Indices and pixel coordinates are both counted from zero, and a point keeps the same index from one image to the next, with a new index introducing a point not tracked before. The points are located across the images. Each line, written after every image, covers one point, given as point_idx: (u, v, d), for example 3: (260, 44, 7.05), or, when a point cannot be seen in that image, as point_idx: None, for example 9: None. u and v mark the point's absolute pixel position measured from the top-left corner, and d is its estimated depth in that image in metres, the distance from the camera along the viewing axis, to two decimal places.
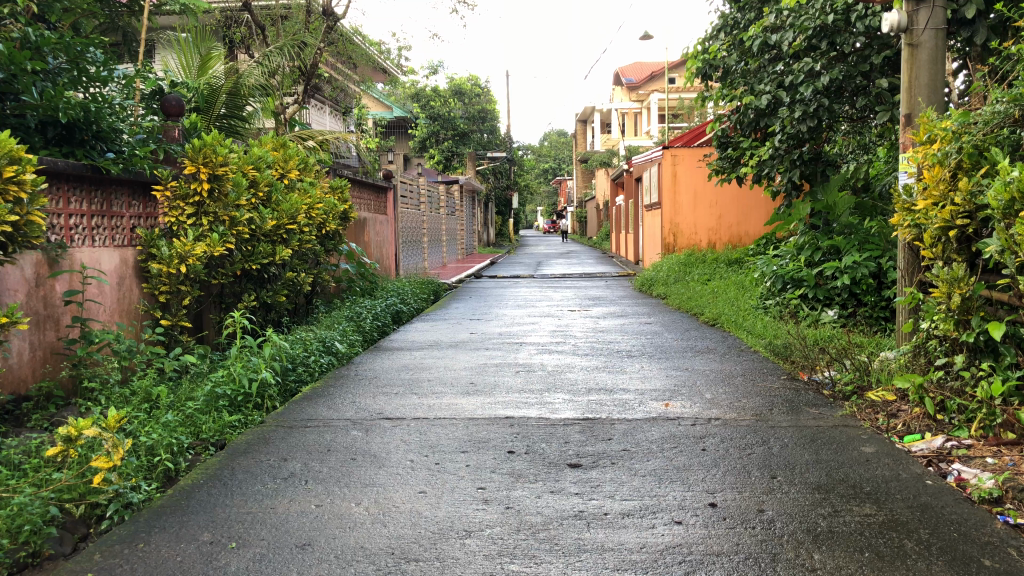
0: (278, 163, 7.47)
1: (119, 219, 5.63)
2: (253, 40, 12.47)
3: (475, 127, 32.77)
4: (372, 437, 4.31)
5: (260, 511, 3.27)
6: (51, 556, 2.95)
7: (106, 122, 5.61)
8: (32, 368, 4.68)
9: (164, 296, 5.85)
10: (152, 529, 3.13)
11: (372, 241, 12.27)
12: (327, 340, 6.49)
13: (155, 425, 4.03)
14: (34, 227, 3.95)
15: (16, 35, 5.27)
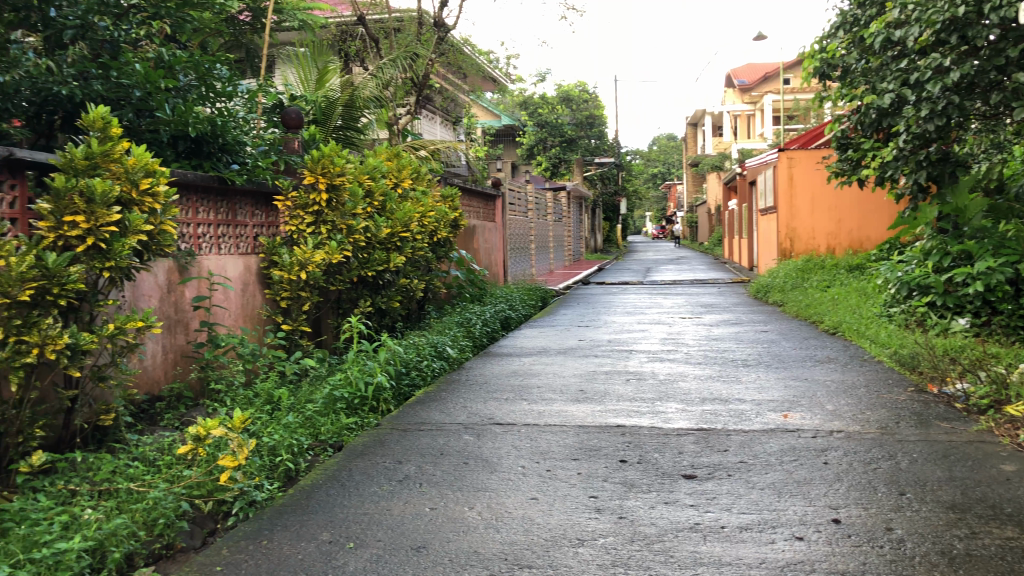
0: (392, 173, 7.67)
1: (242, 227, 5.95)
2: (368, 53, 12.87)
3: (584, 133, 32.69)
4: (484, 441, 4.34)
5: (376, 512, 3.35)
6: (183, 549, 3.13)
7: (231, 135, 5.87)
8: (164, 369, 4.96)
9: (286, 301, 6.09)
10: (274, 527, 3.24)
11: (482, 248, 12.43)
12: (439, 345, 6.60)
13: (278, 426, 4.21)
14: (166, 236, 4.14)
15: (151, 55, 5.58)
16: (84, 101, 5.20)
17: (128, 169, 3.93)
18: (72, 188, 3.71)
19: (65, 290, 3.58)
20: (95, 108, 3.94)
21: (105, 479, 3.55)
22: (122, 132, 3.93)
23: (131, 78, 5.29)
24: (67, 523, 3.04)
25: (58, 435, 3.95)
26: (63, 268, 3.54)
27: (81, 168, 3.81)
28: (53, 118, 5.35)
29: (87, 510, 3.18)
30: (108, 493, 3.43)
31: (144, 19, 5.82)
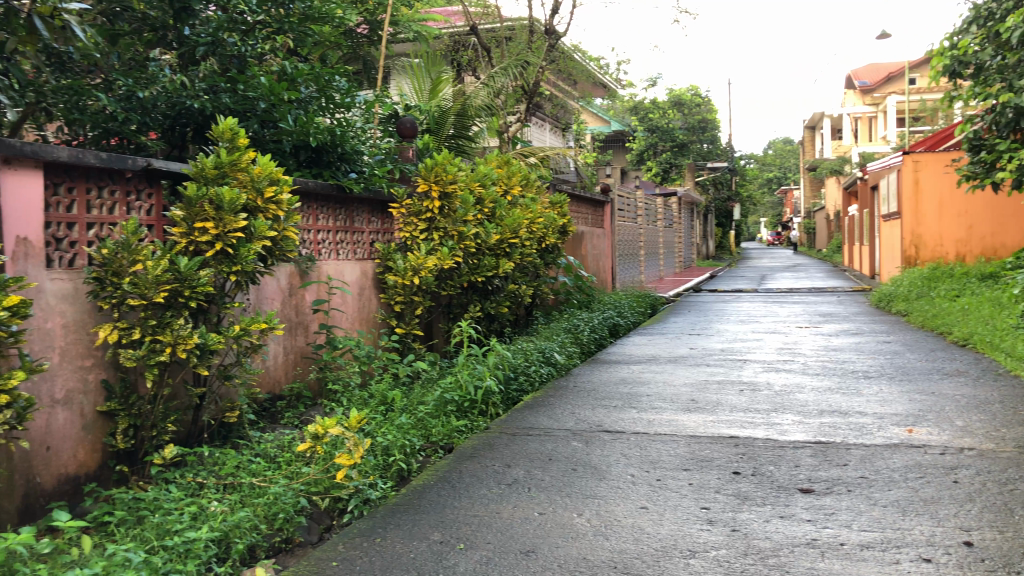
0: (502, 180, 7.76)
1: (359, 234, 6.17)
2: (481, 62, 13.06)
3: (696, 137, 31.99)
4: (593, 448, 4.33)
5: (486, 514, 3.38)
6: (302, 543, 3.26)
7: (350, 145, 6.05)
8: (285, 370, 5.18)
9: (399, 306, 6.26)
10: (388, 525, 3.32)
11: (590, 254, 12.39)
12: (547, 351, 6.62)
13: (391, 427, 4.33)
14: (288, 242, 4.31)
15: (275, 69, 5.81)
16: (214, 114, 5.49)
17: (254, 177, 4.12)
18: (203, 196, 3.92)
19: (195, 292, 3.77)
20: (225, 122, 4.23)
21: (230, 473, 3.72)
22: (249, 142, 4.18)
23: (256, 91, 5.49)
24: (195, 513, 3.21)
25: (188, 430, 4.18)
26: (194, 271, 3.73)
27: (211, 177, 4.01)
28: (186, 130, 5.67)
29: (214, 502, 3.34)
30: (233, 486, 3.60)
31: (269, 34, 6.05)
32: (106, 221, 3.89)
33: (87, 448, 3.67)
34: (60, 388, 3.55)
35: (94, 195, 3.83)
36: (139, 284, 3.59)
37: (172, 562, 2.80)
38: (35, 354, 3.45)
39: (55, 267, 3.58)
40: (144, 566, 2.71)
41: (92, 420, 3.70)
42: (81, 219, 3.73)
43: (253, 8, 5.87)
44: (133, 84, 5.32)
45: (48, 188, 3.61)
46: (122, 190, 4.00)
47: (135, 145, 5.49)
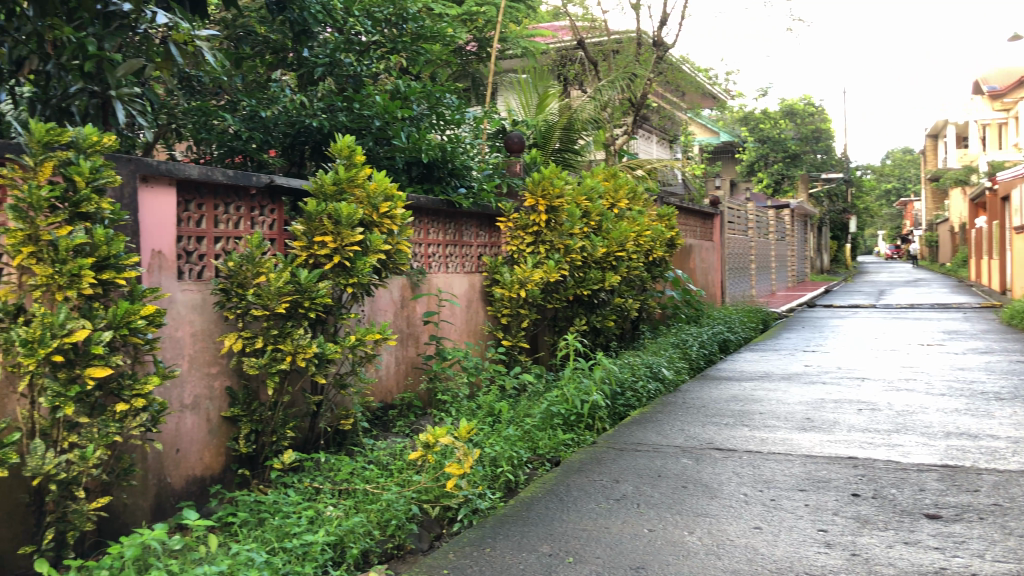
0: (609, 193, 7.75)
1: (468, 247, 6.33)
2: (588, 76, 13.07)
3: (809, 148, 31.03)
4: (703, 466, 4.25)
5: (594, 529, 3.37)
6: (413, 550, 3.33)
7: (460, 161, 6.10)
8: (397, 379, 5.31)
9: (506, 318, 6.33)
10: (497, 535, 3.35)
11: (699, 268, 12.19)
12: (655, 366, 6.55)
13: (499, 438, 4.37)
14: (401, 255, 4.42)
15: (389, 88, 5.96)
16: (332, 132, 5.68)
17: (370, 194, 4.25)
18: (322, 212, 4.07)
19: (314, 304, 3.90)
20: (343, 140, 4.37)
21: (344, 479, 3.83)
22: (365, 159, 4.32)
23: (371, 110, 5.64)
24: (312, 517, 3.32)
25: (306, 436, 4.34)
26: (313, 283, 3.87)
27: (330, 193, 4.17)
28: (304, 148, 5.88)
29: (330, 506, 3.45)
30: (348, 492, 3.70)
31: (383, 54, 6.21)
32: (232, 236, 4.09)
33: (213, 451, 3.86)
34: (189, 393, 3.75)
35: (221, 211, 4.04)
36: (262, 295, 3.75)
37: (292, 563, 2.91)
38: (167, 361, 3.65)
39: (186, 279, 3.79)
40: (265, 566, 2.83)
41: (217, 424, 3.89)
42: (209, 234, 3.94)
43: (369, 29, 6.09)
44: (256, 104, 5.64)
45: (181, 205, 3.83)
46: (247, 206, 4.19)
47: (257, 162, 5.72)
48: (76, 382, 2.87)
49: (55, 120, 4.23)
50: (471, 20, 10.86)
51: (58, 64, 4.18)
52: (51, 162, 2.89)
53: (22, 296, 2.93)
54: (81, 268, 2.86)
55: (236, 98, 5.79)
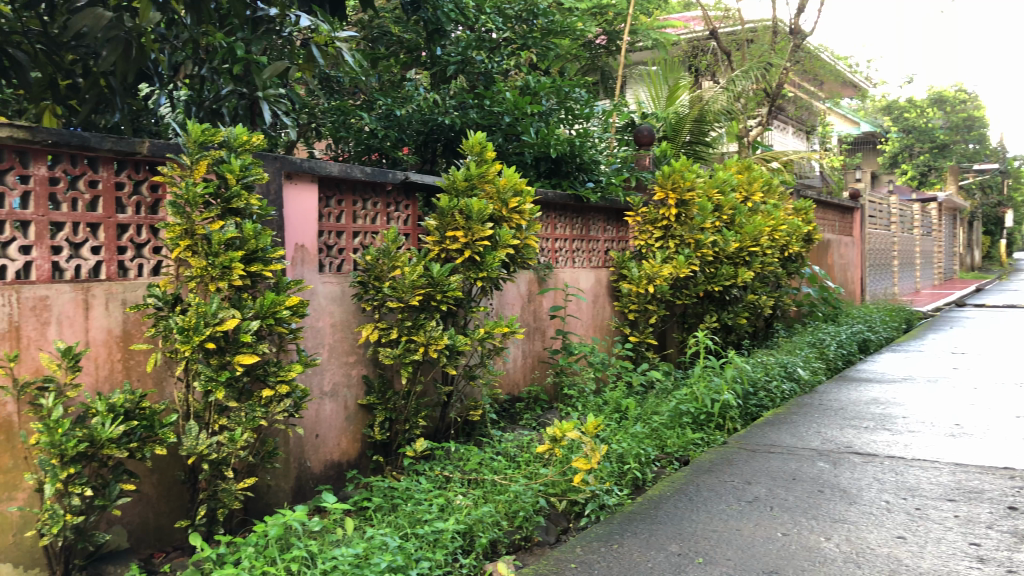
0: (742, 186, 7.53)
1: (596, 242, 6.36)
2: (720, 66, 12.75)
3: (959, 137, 29.16)
4: (842, 470, 4.07)
5: (726, 530, 3.30)
6: (540, 543, 3.35)
7: (588, 155, 6.06)
8: (524, 372, 5.37)
9: (633, 314, 6.31)
10: (625, 532, 3.33)
11: (837, 264, 11.68)
12: (789, 366, 6.33)
13: (626, 435, 4.35)
14: (529, 250, 4.44)
15: (519, 84, 5.98)
16: (463, 129, 5.75)
17: (499, 189, 4.30)
18: (454, 207, 4.16)
19: (446, 297, 3.97)
20: (475, 136, 4.44)
21: (473, 469, 3.89)
22: (496, 154, 4.36)
23: (501, 106, 5.63)
24: (443, 505, 3.40)
25: (436, 426, 4.45)
26: (445, 276, 3.93)
27: (461, 188, 4.24)
28: (437, 145, 5.99)
29: (459, 495, 3.53)
30: (476, 482, 3.77)
31: (513, 50, 6.26)
32: (369, 230, 4.25)
33: (349, 437, 4.02)
34: (328, 381, 3.91)
35: (359, 207, 4.20)
36: (397, 288, 3.86)
37: (423, 549, 2.98)
38: (309, 350, 3.82)
39: (326, 272, 3.97)
40: (399, 550, 2.91)
41: (353, 411, 4.05)
42: (348, 229, 4.10)
43: (499, 26, 6.16)
44: (391, 103, 5.80)
45: (322, 201, 4.00)
46: (383, 202, 4.33)
47: (392, 159, 5.84)
48: (226, 368, 3.04)
49: (209, 121, 4.54)
50: (600, 13, 10.82)
51: (211, 67, 4.50)
52: (206, 161, 3.08)
53: (180, 287, 3.14)
54: (231, 261, 3.03)
55: (372, 97, 5.98)
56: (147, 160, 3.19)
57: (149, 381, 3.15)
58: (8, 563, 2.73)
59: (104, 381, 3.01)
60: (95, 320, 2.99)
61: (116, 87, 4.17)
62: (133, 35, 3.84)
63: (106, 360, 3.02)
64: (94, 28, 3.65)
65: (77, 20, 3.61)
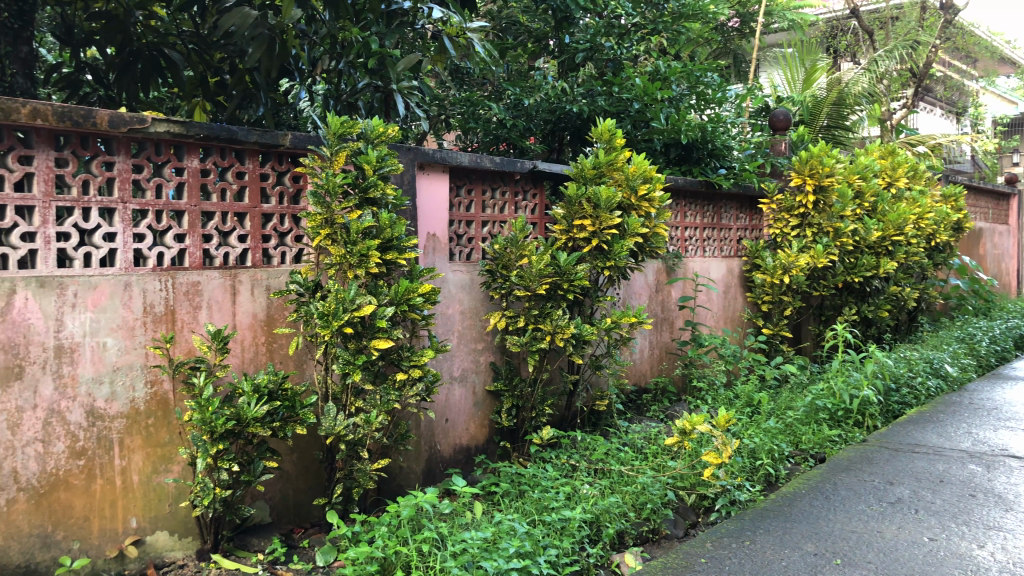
0: (885, 171, 7.15)
1: (727, 231, 6.23)
2: (862, 47, 12.13)
3: None
4: (996, 475, 3.81)
5: (865, 532, 3.15)
6: (668, 536, 3.29)
7: (721, 141, 5.87)
8: (652, 363, 5.32)
9: (767, 305, 6.13)
10: (757, 529, 3.23)
11: (990, 254, 10.92)
12: (936, 362, 5.98)
13: (758, 430, 4.22)
14: (658, 239, 4.35)
15: (649, 69, 5.85)
16: (591, 116, 5.68)
17: (629, 177, 4.23)
18: (582, 196, 4.13)
19: (573, 285, 3.95)
20: (604, 124, 4.38)
21: (600, 459, 3.86)
22: (625, 142, 4.29)
23: (631, 92, 5.53)
24: (569, 493, 3.39)
25: (563, 414, 4.46)
26: (572, 265, 3.91)
27: (590, 176, 4.22)
28: (565, 134, 5.96)
29: (586, 485, 3.51)
30: (603, 472, 3.74)
31: (644, 35, 6.11)
32: (497, 220, 4.29)
33: (477, 422, 4.09)
34: (457, 366, 3.98)
35: (489, 196, 4.25)
36: (524, 277, 3.86)
37: (551, 536, 2.98)
38: (440, 336, 3.90)
39: (456, 260, 4.04)
40: (527, 536, 2.93)
41: (481, 398, 4.11)
42: (477, 218, 4.16)
43: (629, 11, 6.02)
44: (520, 92, 5.78)
45: (452, 191, 4.07)
46: (511, 191, 4.36)
47: (520, 149, 5.82)
48: (363, 352, 3.13)
49: (346, 114, 4.68)
50: None
51: (347, 62, 4.56)
52: (345, 152, 3.17)
53: (319, 274, 3.26)
54: (368, 249, 3.11)
55: (501, 88, 5.99)
56: (290, 152, 3.33)
57: (290, 364, 3.31)
58: (164, 531, 2.92)
59: (249, 363, 3.18)
60: (243, 305, 3.16)
61: (260, 83, 4.37)
62: (276, 32, 4.02)
63: (251, 343, 3.18)
64: (241, 26, 3.84)
65: (226, 19, 3.78)
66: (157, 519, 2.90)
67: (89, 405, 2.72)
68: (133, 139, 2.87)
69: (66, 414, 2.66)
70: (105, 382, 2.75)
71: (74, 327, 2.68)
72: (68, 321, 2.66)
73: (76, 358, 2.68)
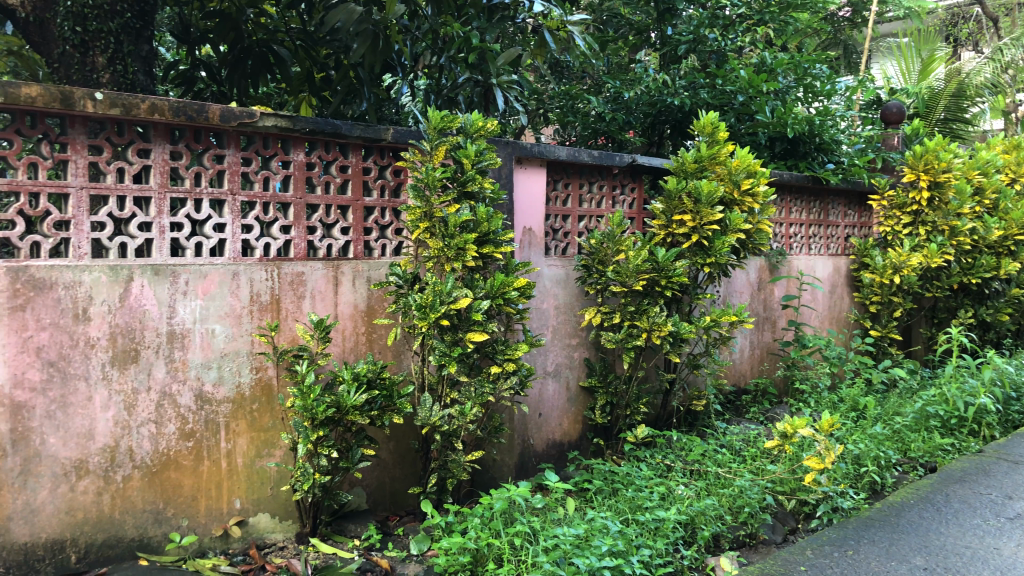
0: (1009, 166, 6.74)
1: (834, 228, 6.02)
2: (985, 35, 11.44)
3: None
4: None
5: (980, 548, 3.00)
6: (765, 541, 3.19)
7: (829, 135, 5.65)
8: (752, 364, 5.19)
9: (875, 306, 5.89)
10: (861, 538, 3.10)
11: None
12: None
13: (864, 435, 4.05)
14: (761, 235, 4.22)
15: (755, 61, 5.66)
16: (693, 110, 5.54)
17: (731, 171, 4.12)
18: (682, 190, 4.04)
19: (671, 282, 3.88)
20: (707, 116, 4.27)
21: (696, 460, 3.78)
22: (728, 135, 4.17)
23: (735, 85, 5.38)
24: (664, 493, 3.33)
25: (659, 413, 4.40)
26: (671, 261, 3.83)
27: (691, 170, 4.12)
28: (665, 127, 5.85)
29: (681, 485, 3.43)
30: (699, 474, 3.65)
31: (749, 26, 5.91)
32: (594, 214, 4.25)
33: (571, 418, 4.07)
34: (551, 361, 3.96)
35: (585, 190, 4.21)
36: (620, 272, 3.79)
37: (644, 536, 2.94)
38: (534, 331, 3.90)
39: (552, 255, 4.02)
40: (620, 535, 2.89)
41: (575, 393, 4.09)
42: (574, 212, 4.13)
43: (735, 2, 5.84)
44: (620, 86, 5.66)
45: (549, 185, 4.06)
46: (609, 185, 4.31)
47: (617, 142, 5.80)
48: (458, 344, 3.14)
49: (446, 108, 4.70)
50: None
51: (448, 57, 4.57)
52: (445, 146, 3.19)
53: (418, 267, 3.30)
54: (465, 243, 3.11)
55: (600, 81, 5.91)
56: (391, 146, 3.38)
57: (389, 354, 3.36)
58: (267, 513, 3.02)
59: (350, 352, 3.25)
60: (344, 296, 3.22)
61: (364, 79, 4.46)
62: (380, 28, 4.08)
63: (352, 332, 3.25)
64: (347, 23, 3.93)
65: (333, 15, 3.90)
66: (260, 501, 3.00)
67: (198, 389, 2.82)
68: (243, 133, 2.97)
69: (177, 397, 2.78)
70: (214, 367, 2.86)
71: (185, 313, 2.79)
72: (180, 308, 2.77)
73: (187, 344, 2.79)
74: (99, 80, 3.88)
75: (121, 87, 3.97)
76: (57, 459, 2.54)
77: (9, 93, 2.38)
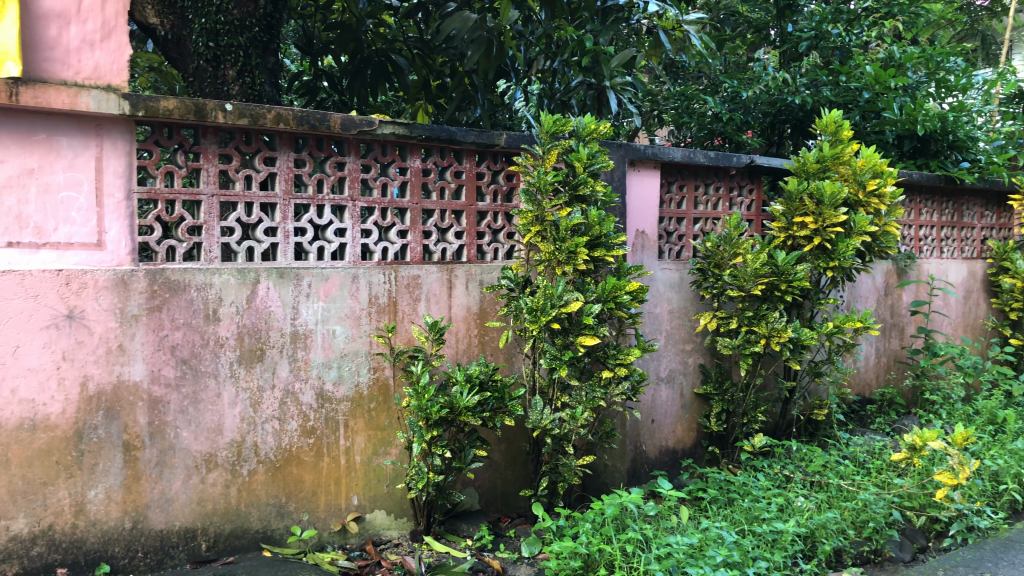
0: None
1: (969, 230, 5.70)
2: None
3: None
4: None
5: None
6: (893, 559, 3.02)
7: (964, 131, 5.30)
8: (878, 373, 4.96)
9: (1016, 313, 5.53)
10: (1000, 561, 3.03)
11: None
12: None
13: (1004, 451, 3.79)
14: (888, 238, 4.02)
15: (882, 55, 5.40)
16: (815, 108, 5.33)
17: (857, 171, 3.96)
18: (803, 191, 3.90)
19: (792, 286, 3.70)
20: (830, 114, 4.11)
21: (817, 471, 3.63)
22: (853, 134, 3.99)
23: (861, 81, 5.15)
24: (782, 505, 3.21)
25: (778, 422, 4.26)
26: (791, 265, 3.67)
27: (812, 171, 3.97)
28: (785, 127, 5.66)
29: (801, 497, 3.30)
30: (820, 485, 3.49)
31: (876, 20, 5.69)
32: (711, 216, 4.16)
33: (685, 425, 4.00)
34: (664, 367, 3.90)
35: (702, 192, 4.13)
36: (738, 276, 3.71)
37: (761, 547, 2.84)
38: (647, 335, 3.85)
39: (666, 258, 3.96)
40: (736, 546, 2.80)
41: (689, 400, 4.01)
42: (689, 215, 4.05)
43: None
44: (738, 85, 5.53)
45: (664, 187, 4.00)
46: (726, 187, 4.21)
47: (736, 143, 5.65)
48: (569, 348, 3.13)
49: (559, 112, 4.67)
50: None
51: (562, 61, 4.59)
52: (557, 150, 3.18)
53: (530, 270, 3.30)
54: (577, 246, 3.10)
55: (717, 81, 5.78)
56: (504, 152, 3.41)
57: (501, 356, 3.40)
58: (383, 510, 3.09)
59: (463, 354, 3.30)
60: (457, 299, 3.27)
61: (478, 85, 4.53)
62: (494, 35, 4.13)
63: (465, 334, 3.30)
64: (462, 30, 4.00)
65: (449, 23, 4.01)
66: (376, 498, 3.08)
67: (319, 388, 2.93)
68: (362, 141, 3.05)
69: (300, 395, 2.89)
70: (334, 366, 2.96)
71: (308, 314, 2.89)
72: (303, 310, 2.88)
73: (309, 344, 2.90)
74: (229, 92, 4.04)
75: (249, 99, 4.14)
76: (190, 452, 2.68)
77: (149, 107, 2.53)
